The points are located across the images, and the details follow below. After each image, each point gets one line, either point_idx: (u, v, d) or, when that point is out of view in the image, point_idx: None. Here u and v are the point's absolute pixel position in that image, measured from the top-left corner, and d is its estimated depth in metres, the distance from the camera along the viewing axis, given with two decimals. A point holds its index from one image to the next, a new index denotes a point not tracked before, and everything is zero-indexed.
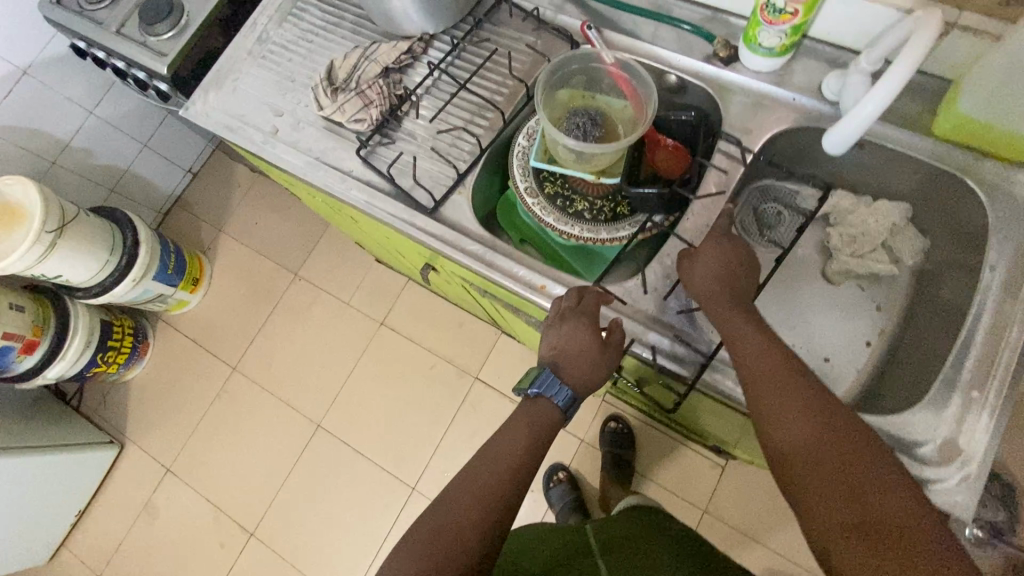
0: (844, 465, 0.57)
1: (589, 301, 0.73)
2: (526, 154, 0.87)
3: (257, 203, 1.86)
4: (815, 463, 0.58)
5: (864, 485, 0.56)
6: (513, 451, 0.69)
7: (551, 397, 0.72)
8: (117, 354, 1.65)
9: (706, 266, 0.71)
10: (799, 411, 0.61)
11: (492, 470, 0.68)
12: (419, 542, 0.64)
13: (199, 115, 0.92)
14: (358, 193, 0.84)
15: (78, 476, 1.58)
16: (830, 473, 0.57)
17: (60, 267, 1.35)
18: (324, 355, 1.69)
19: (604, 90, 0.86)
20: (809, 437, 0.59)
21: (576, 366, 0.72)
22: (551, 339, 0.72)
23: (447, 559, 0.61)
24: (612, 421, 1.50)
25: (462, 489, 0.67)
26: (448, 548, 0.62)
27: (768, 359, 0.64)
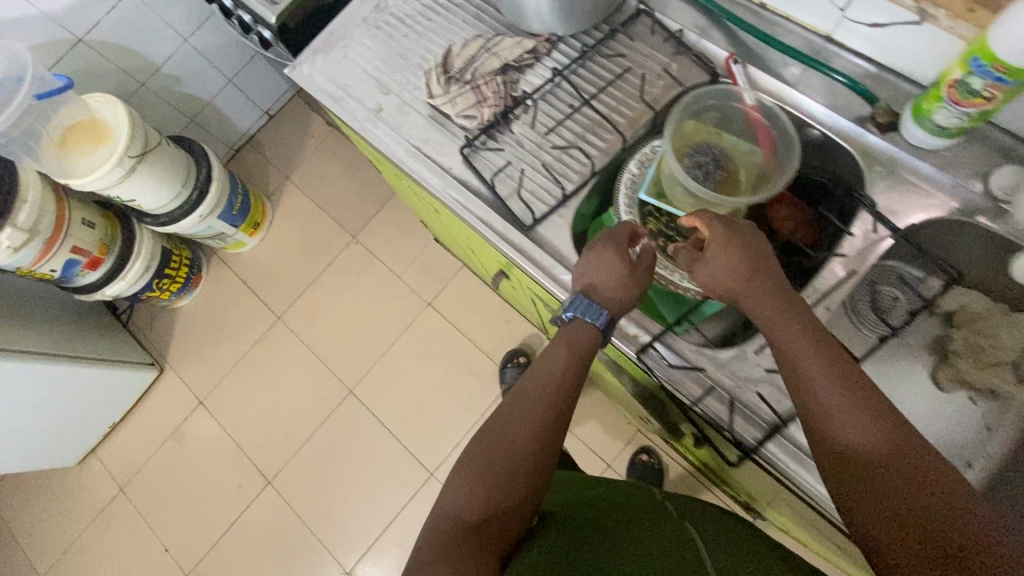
0: (896, 463, 0.49)
1: (621, 233, 0.72)
2: (633, 187, 0.79)
3: (328, 159, 1.85)
4: (863, 462, 0.50)
5: (921, 489, 0.47)
6: (553, 364, 0.68)
7: (585, 319, 0.68)
8: (171, 282, 1.68)
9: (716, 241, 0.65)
10: (845, 405, 0.53)
11: (535, 383, 0.67)
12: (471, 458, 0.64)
13: (303, 77, 0.89)
14: (456, 194, 0.80)
15: (118, 392, 1.63)
16: (881, 475, 0.49)
17: (135, 192, 1.35)
18: (368, 323, 1.69)
19: (734, 130, 0.79)
20: (860, 436, 0.51)
21: (609, 290, 0.69)
22: (579, 271, 0.72)
23: (492, 468, 0.61)
24: (642, 453, 1.46)
25: (517, 410, 0.65)
26: (494, 459, 0.61)
27: (808, 345, 0.57)
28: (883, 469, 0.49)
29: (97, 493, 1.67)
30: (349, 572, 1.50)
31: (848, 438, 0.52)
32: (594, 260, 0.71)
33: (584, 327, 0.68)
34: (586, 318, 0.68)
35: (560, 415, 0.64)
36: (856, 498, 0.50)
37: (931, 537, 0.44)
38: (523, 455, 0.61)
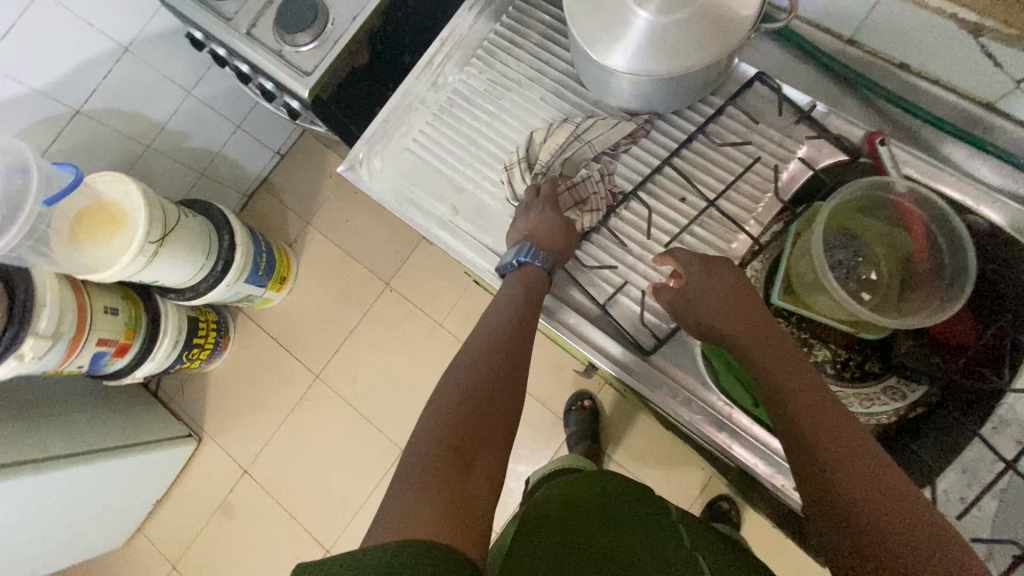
0: (869, 475, 0.48)
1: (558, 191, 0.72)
2: (761, 286, 0.72)
3: (350, 199, 1.72)
4: (831, 476, 0.50)
5: (891, 503, 0.46)
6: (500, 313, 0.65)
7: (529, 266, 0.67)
8: (200, 350, 1.58)
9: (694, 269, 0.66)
10: (820, 423, 0.53)
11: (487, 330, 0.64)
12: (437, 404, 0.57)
13: (361, 176, 0.77)
14: (567, 317, 0.72)
15: (159, 470, 1.55)
16: (852, 485, 0.48)
17: (158, 274, 1.24)
18: (412, 377, 1.60)
19: (876, 215, 0.67)
20: (837, 448, 0.51)
21: (548, 238, 0.68)
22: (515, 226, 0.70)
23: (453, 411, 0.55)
24: (720, 499, 1.39)
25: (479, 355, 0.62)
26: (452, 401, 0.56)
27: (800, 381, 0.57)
28: (855, 481, 0.48)
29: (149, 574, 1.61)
30: None
31: (825, 451, 0.51)
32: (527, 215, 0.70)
33: (530, 283, 0.67)
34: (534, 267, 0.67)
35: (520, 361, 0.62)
36: (831, 511, 0.48)
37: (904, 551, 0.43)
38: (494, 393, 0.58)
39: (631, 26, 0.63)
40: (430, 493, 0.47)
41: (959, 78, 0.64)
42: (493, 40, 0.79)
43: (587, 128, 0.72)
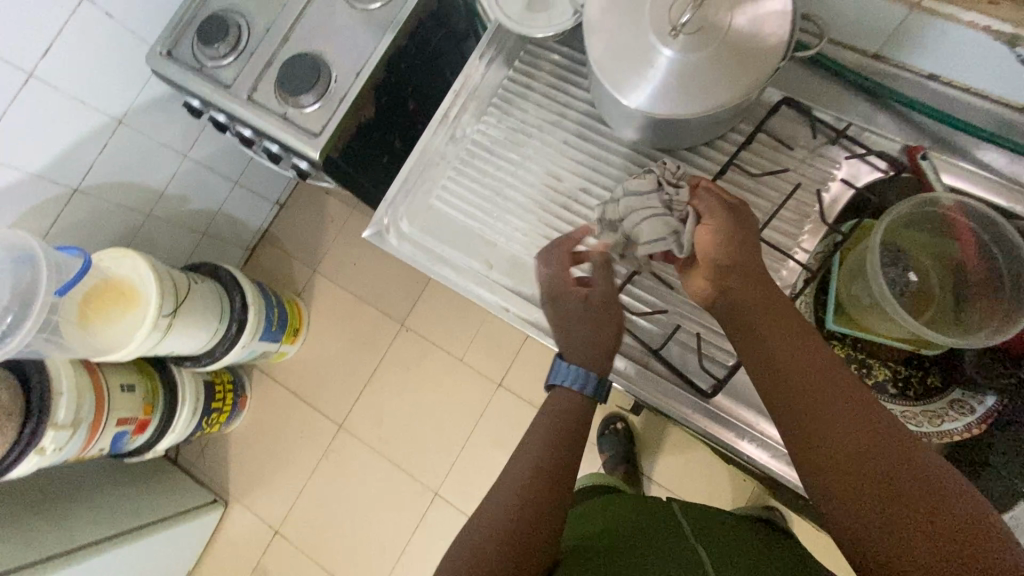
0: (888, 463, 0.48)
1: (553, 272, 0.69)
2: (811, 312, 0.70)
3: (355, 242, 1.69)
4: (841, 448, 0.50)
5: (915, 489, 0.46)
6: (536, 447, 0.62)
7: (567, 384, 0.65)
8: (220, 413, 1.54)
9: (712, 233, 0.60)
10: (827, 404, 0.52)
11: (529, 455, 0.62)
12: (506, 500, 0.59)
13: (389, 239, 0.76)
14: (624, 368, 0.74)
15: (189, 542, 1.51)
16: (872, 475, 0.48)
17: (173, 346, 1.20)
18: (438, 416, 1.57)
19: (925, 230, 0.66)
20: (844, 426, 0.50)
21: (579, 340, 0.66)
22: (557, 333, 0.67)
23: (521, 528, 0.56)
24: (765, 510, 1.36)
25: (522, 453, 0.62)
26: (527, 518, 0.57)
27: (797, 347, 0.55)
28: (873, 466, 0.48)
29: None
30: None
31: (836, 444, 0.50)
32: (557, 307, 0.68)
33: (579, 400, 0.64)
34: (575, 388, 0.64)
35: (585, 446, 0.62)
36: (849, 502, 0.49)
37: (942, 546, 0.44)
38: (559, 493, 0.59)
39: (653, 64, 0.62)
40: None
41: (990, 84, 0.64)
42: (508, 86, 0.77)
43: (625, 185, 0.64)
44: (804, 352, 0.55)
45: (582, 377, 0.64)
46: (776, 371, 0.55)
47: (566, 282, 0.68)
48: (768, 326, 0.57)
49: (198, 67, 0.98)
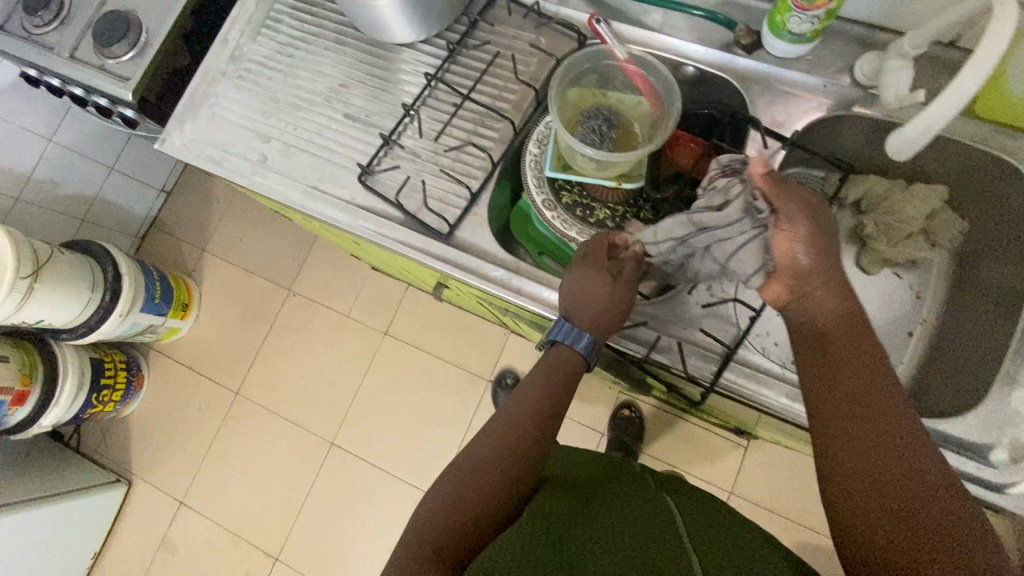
0: (908, 474, 0.47)
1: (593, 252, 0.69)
2: (539, 167, 0.82)
3: (240, 218, 1.77)
4: (854, 444, 0.50)
5: (919, 498, 0.46)
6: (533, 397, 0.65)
7: (571, 344, 0.67)
8: (112, 392, 1.57)
9: (794, 234, 0.55)
10: (867, 395, 0.52)
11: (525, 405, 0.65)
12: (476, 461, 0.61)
13: (175, 147, 0.84)
14: (377, 224, 0.77)
15: (89, 520, 1.53)
16: (879, 480, 0.48)
17: (39, 312, 1.26)
18: (330, 371, 1.63)
19: (618, 88, 0.80)
20: (867, 430, 0.50)
21: (589, 309, 0.66)
22: (568, 287, 0.68)
23: (484, 486, 0.59)
24: (625, 409, 1.45)
25: (519, 402, 0.65)
26: (493, 472, 0.60)
27: (852, 360, 0.54)
28: (884, 460, 0.48)
29: None
30: None
31: (854, 435, 0.51)
32: (569, 284, 0.68)
33: (573, 356, 0.67)
34: (569, 344, 0.67)
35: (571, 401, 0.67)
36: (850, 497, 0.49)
37: (911, 530, 0.45)
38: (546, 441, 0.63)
39: None
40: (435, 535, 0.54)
41: None
42: (277, 10, 0.89)
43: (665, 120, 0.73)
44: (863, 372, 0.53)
45: (574, 334, 0.67)
46: (829, 368, 0.55)
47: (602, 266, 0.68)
48: (840, 345, 0.55)
49: (23, 34, 1.06)
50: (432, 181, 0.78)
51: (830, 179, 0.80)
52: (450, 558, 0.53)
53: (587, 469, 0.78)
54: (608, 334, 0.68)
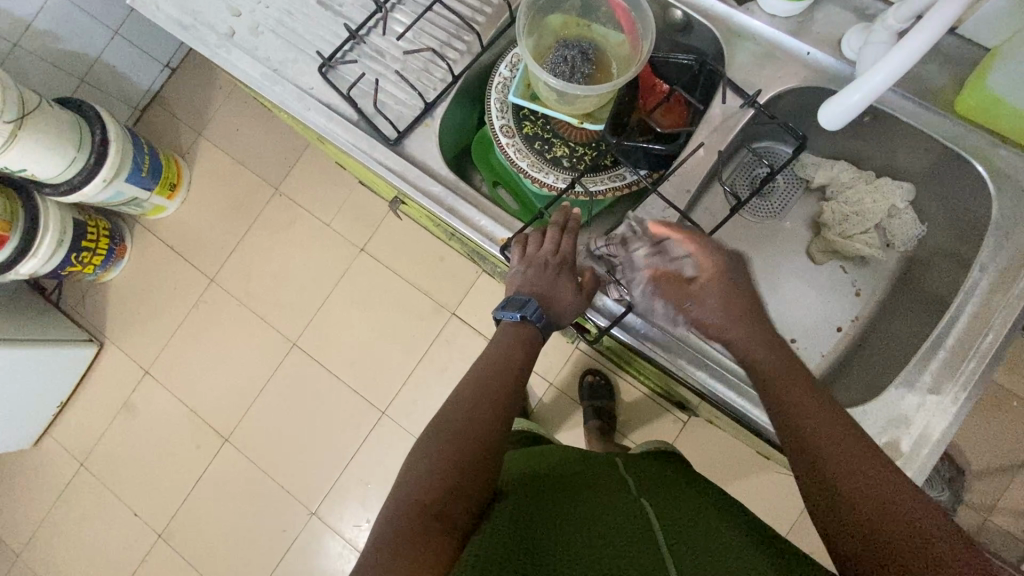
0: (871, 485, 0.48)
1: (566, 245, 0.69)
2: (506, 89, 0.79)
3: (239, 108, 1.75)
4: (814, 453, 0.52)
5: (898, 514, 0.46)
6: (511, 365, 0.65)
7: (528, 320, 0.67)
8: (92, 255, 1.62)
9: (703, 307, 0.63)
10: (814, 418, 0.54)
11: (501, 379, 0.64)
12: (450, 435, 0.59)
13: (146, 5, 0.82)
14: (325, 120, 0.75)
15: (59, 370, 1.62)
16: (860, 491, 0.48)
17: (23, 160, 1.28)
18: (303, 275, 1.66)
19: (600, 20, 0.77)
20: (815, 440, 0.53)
21: (553, 301, 0.67)
22: (533, 278, 0.67)
23: (461, 452, 0.57)
24: (588, 374, 1.44)
25: (490, 373, 0.64)
26: (467, 441, 0.58)
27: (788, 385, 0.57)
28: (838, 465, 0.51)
29: (58, 471, 1.69)
30: (315, 514, 1.56)
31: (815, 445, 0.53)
32: (535, 279, 0.67)
33: (522, 330, 0.67)
34: (519, 317, 0.66)
35: (514, 403, 0.63)
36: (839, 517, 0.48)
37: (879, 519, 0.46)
38: (489, 450, 0.58)
39: None
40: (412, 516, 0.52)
41: None
42: None
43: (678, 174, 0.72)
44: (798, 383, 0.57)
45: (538, 316, 0.67)
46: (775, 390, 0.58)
47: (573, 271, 0.68)
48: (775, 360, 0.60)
49: None
50: (389, 86, 0.76)
51: (801, 161, 0.80)
52: (427, 521, 0.51)
53: (569, 474, 0.72)
54: (558, 320, 0.68)
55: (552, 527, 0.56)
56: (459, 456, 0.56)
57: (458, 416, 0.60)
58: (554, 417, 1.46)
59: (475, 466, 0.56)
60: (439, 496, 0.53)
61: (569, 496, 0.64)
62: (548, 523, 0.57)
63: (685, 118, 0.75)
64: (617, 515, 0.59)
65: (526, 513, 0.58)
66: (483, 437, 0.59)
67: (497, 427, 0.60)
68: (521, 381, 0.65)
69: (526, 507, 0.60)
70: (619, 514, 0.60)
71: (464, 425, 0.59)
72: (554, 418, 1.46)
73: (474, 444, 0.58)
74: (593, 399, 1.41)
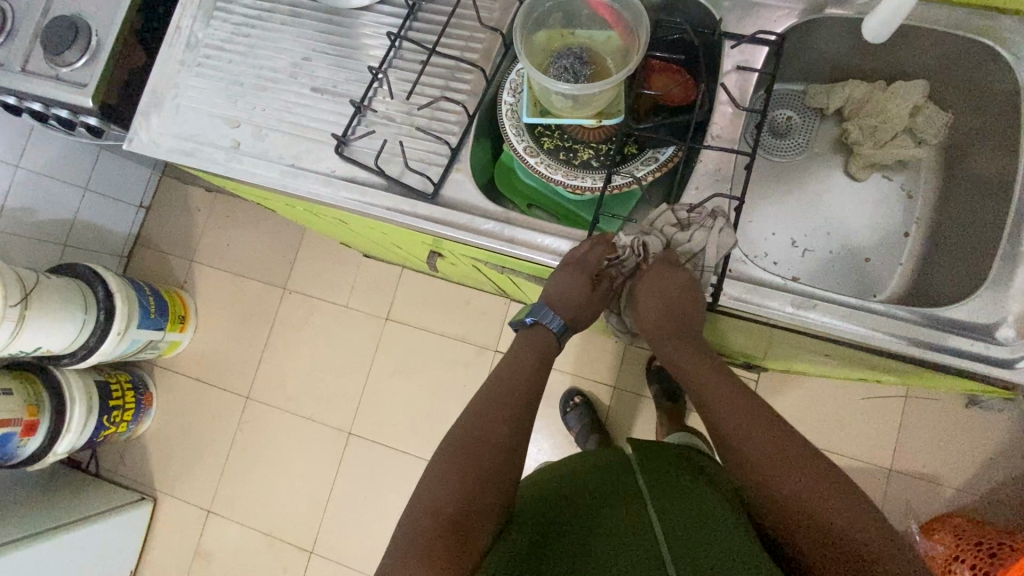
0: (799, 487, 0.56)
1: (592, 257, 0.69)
2: (517, 115, 0.80)
3: (224, 223, 1.74)
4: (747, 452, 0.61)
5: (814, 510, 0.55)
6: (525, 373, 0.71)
7: (545, 323, 0.76)
8: (123, 412, 1.57)
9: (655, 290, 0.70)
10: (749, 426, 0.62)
11: (512, 392, 0.69)
12: (464, 445, 0.63)
13: (145, 145, 0.83)
14: (357, 195, 0.76)
15: (120, 539, 1.54)
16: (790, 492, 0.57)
17: (36, 339, 1.25)
18: (337, 362, 1.63)
19: (584, 24, 0.78)
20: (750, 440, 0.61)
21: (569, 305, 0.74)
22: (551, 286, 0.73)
23: (476, 464, 0.61)
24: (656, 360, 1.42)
25: (501, 387, 0.70)
26: (482, 454, 0.62)
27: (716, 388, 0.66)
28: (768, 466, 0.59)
29: None
30: None
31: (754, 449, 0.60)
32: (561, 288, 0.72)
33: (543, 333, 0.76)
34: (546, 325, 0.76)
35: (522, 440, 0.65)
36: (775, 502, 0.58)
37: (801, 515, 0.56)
38: (504, 459, 0.62)
39: None
40: (431, 529, 0.56)
41: None
42: None
43: (713, 131, 0.73)
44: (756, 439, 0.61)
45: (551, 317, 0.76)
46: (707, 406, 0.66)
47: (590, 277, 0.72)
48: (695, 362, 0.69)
49: None
50: (408, 142, 0.76)
51: (810, 92, 0.83)
52: (441, 530, 0.56)
53: (589, 477, 0.70)
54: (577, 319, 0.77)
55: (563, 548, 0.59)
56: (457, 485, 0.59)
57: (465, 442, 0.63)
58: (631, 419, 1.43)
59: (486, 485, 0.60)
60: (457, 505, 0.58)
61: (582, 509, 0.64)
62: (562, 544, 0.59)
63: (692, 80, 0.76)
64: (630, 520, 0.61)
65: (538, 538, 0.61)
66: (498, 442, 0.63)
67: (506, 433, 0.64)
68: (520, 406, 0.68)
69: (542, 525, 0.63)
70: (628, 516, 0.62)
71: (473, 440, 0.63)
72: (631, 421, 1.43)
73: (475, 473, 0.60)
74: (662, 382, 1.38)
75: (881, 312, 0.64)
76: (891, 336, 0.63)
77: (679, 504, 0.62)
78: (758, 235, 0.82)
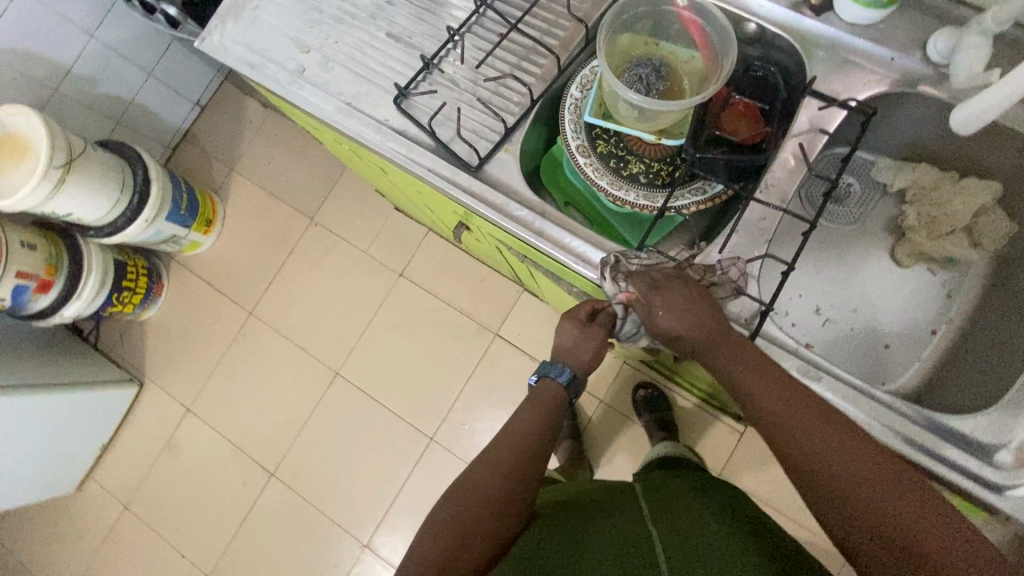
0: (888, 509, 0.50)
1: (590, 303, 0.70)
2: (579, 111, 0.78)
3: (271, 141, 1.76)
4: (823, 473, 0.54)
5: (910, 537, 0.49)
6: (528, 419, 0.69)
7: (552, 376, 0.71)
8: (132, 294, 1.62)
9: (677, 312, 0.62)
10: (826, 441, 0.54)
11: (513, 435, 0.67)
12: (460, 488, 0.64)
13: (215, 48, 0.83)
14: (403, 151, 0.76)
15: (101, 412, 1.60)
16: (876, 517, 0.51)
17: (70, 205, 1.29)
18: (343, 304, 1.66)
19: (671, 38, 0.77)
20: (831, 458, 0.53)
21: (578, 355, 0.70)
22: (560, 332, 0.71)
23: (464, 510, 0.61)
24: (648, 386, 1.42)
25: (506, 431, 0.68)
26: (471, 500, 0.62)
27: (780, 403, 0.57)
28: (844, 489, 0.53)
29: (100, 515, 1.66)
30: (367, 546, 1.51)
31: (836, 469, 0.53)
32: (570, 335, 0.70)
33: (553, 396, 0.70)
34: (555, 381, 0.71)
35: (534, 462, 0.66)
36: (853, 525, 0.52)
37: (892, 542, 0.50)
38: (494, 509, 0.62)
39: None
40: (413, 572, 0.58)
41: None
42: None
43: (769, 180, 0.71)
44: (838, 510, 0.53)
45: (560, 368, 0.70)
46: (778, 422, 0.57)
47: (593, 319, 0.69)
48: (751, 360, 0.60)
49: None
50: (465, 110, 0.76)
51: (878, 165, 0.82)
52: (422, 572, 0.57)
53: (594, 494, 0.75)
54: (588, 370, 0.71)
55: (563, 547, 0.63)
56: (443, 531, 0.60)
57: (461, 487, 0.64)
58: (608, 436, 1.43)
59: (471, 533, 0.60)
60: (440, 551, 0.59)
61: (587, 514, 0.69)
62: (565, 543, 0.63)
63: (762, 120, 0.73)
64: (627, 531, 0.65)
65: (540, 541, 0.64)
66: (489, 489, 0.63)
67: (497, 482, 0.64)
68: (520, 452, 0.66)
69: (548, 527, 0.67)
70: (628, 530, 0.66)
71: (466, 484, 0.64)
72: (608, 438, 1.43)
73: (481, 507, 0.62)
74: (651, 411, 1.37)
75: (883, 402, 0.62)
76: (885, 428, 0.61)
77: (681, 528, 0.65)
78: (783, 293, 0.81)
